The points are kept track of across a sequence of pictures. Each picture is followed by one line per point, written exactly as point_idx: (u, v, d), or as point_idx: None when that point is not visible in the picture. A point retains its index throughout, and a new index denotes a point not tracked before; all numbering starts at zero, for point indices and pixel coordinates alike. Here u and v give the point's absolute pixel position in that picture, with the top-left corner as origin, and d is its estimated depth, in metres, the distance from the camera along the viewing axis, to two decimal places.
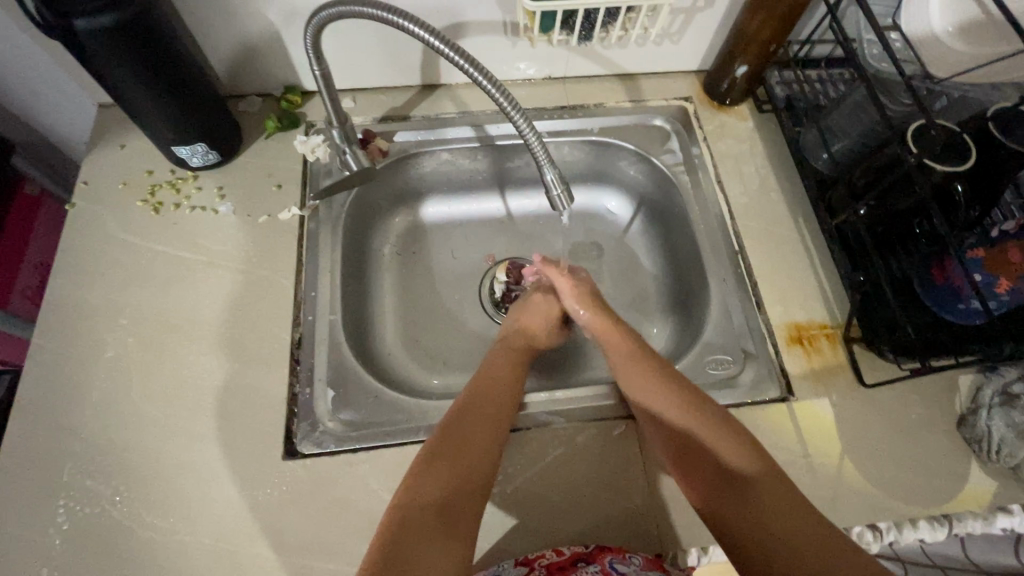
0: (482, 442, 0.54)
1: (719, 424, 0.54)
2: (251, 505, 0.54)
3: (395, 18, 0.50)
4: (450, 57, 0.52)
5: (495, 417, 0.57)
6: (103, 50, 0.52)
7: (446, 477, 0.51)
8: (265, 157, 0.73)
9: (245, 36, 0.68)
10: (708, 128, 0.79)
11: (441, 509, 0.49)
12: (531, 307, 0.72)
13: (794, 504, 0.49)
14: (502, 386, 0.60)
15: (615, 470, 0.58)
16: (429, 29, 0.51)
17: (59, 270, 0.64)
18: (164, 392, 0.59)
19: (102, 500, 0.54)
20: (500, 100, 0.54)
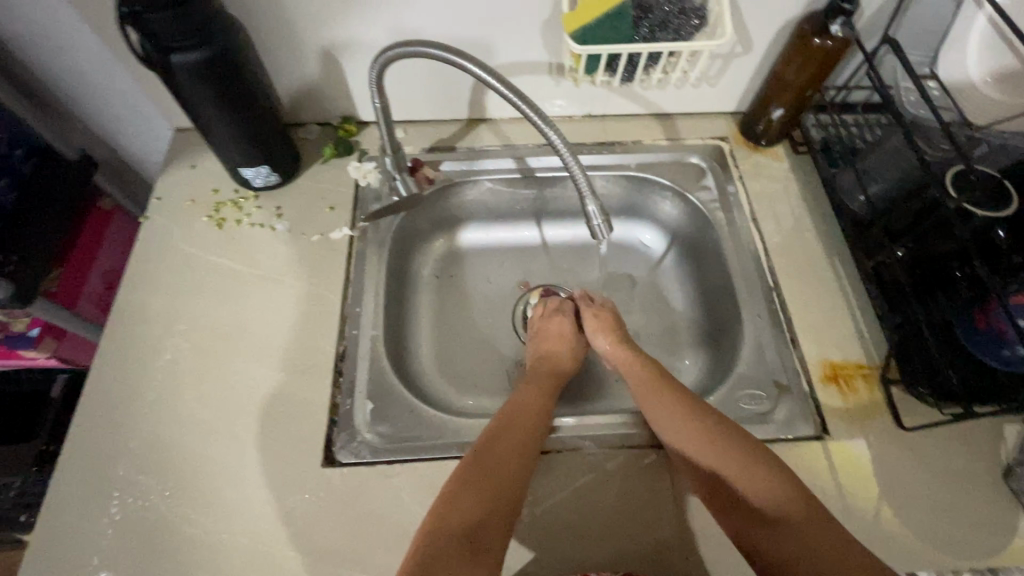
0: (507, 466, 0.55)
1: (753, 460, 0.53)
2: (289, 508, 0.56)
3: (454, 59, 0.55)
4: (503, 93, 0.56)
5: (520, 444, 0.57)
6: (192, 81, 0.58)
7: (472, 503, 0.51)
8: (321, 180, 0.78)
9: (312, 70, 0.74)
10: (743, 167, 0.81)
11: (468, 535, 0.49)
12: (557, 337, 0.73)
13: (835, 547, 0.47)
14: (526, 413, 0.61)
15: (644, 499, 0.58)
16: (484, 68, 0.55)
17: (129, 277, 0.69)
18: (214, 396, 0.62)
19: (151, 495, 0.57)
20: (550, 135, 0.58)
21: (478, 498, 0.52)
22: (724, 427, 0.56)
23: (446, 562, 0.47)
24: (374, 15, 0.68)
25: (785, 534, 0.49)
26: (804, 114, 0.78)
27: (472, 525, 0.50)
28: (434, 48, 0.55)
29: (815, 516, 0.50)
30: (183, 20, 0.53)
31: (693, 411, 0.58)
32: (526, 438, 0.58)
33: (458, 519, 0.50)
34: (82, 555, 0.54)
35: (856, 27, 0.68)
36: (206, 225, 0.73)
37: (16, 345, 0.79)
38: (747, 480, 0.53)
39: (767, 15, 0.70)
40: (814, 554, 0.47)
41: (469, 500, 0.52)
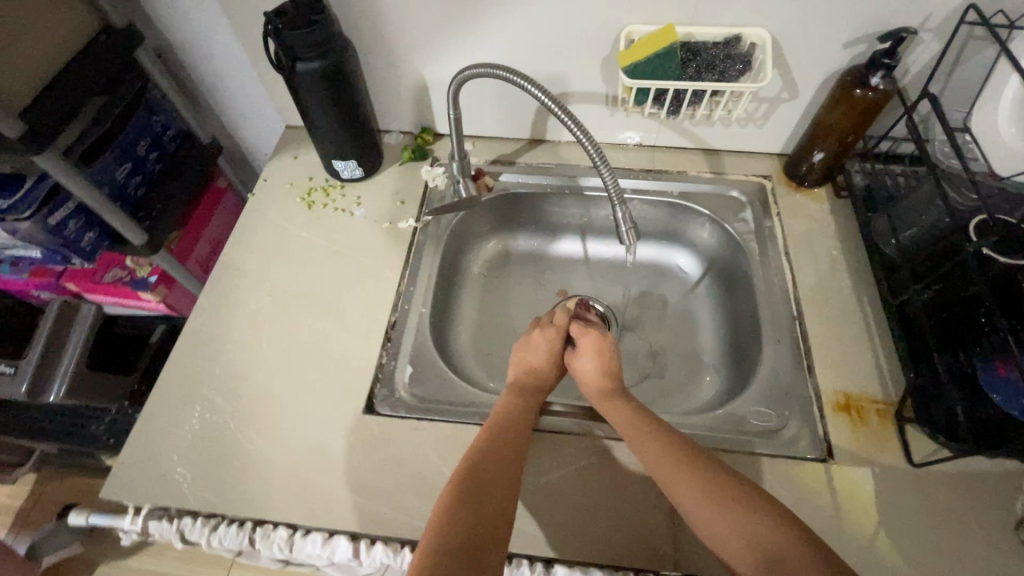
0: (502, 485, 0.55)
1: (751, 508, 0.52)
2: (331, 443, 0.66)
3: (518, 79, 0.63)
4: (559, 115, 0.63)
5: (512, 465, 0.57)
6: (305, 82, 0.71)
7: (468, 520, 0.51)
8: (397, 178, 0.90)
9: (402, 86, 0.87)
10: (783, 204, 0.85)
11: (468, 551, 0.48)
12: (536, 351, 0.74)
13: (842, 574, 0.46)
14: (510, 432, 0.61)
15: (639, 488, 0.63)
16: (546, 91, 0.63)
17: (233, 239, 0.83)
18: (285, 343, 0.74)
19: (224, 414, 0.68)
20: (593, 155, 0.65)
21: (473, 513, 0.51)
22: (720, 481, 0.55)
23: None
24: (460, 44, 0.80)
25: None
26: (845, 159, 0.82)
27: (472, 541, 0.49)
28: (498, 69, 0.64)
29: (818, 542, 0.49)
30: (310, 36, 0.67)
31: (679, 446, 0.58)
32: (516, 460, 0.58)
33: (453, 534, 0.49)
34: (166, 451, 0.66)
35: (898, 81, 0.73)
36: (298, 204, 0.87)
37: (137, 287, 0.94)
38: (745, 518, 0.51)
39: (813, 64, 0.75)
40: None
41: (464, 515, 0.51)
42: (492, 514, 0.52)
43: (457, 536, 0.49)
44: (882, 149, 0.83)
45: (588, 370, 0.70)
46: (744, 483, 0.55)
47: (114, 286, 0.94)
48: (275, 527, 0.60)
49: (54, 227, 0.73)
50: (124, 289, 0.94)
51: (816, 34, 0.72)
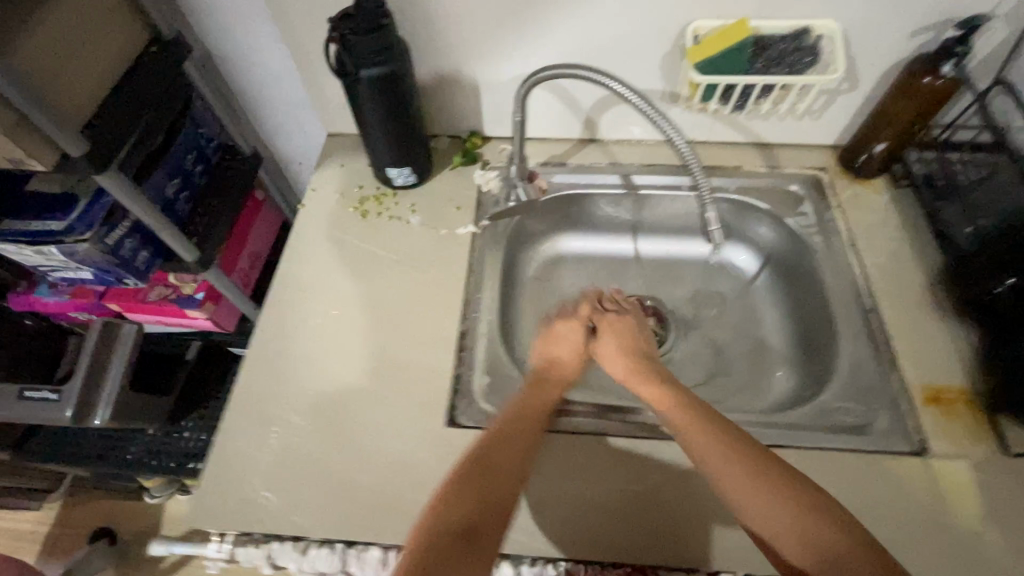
0: (512, 471, 0.55)
1: (779, 492, 0.52)
2: (417, 458, 0.64)
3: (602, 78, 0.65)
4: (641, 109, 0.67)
5: (525, 450, 0.58)
6: (368, 89, 0.70)
7: (473, 501, 0.52)
8: (450, 183, 0.88)
9: (453, 89, 0.85)
10: (842, 196, 0.85)
11: (467, 531, 0.49)
12: (562, 337, 0.73)
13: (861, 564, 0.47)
14: (530, 417, 0.61)
15: (691, 495, 0.62)
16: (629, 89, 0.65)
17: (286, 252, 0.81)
18: (355, 357, 0.72)
19: (302, 433, 0.66)
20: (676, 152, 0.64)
21: (480, 496, 0.52)
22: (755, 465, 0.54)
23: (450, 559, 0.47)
24: (516, 44, 0.78)
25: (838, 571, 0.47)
26: (907, 149, 0.82)
27: (474, 523, 0.50)
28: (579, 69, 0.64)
29: (843, 529, 0.49)
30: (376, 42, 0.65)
31: (715, 428, 0.58)
32: (529, 445, 0.58)
33: (454, 514, 0.50)
34: (248, 475, 0.64)
35: (968, 69, 0.73)
36: (351, 214, 0.85)
37: (184, 305, 0.92)
38: (765, 502, 0.52)
39: (878, 54, 0.75)
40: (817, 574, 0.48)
41: (469, 495, 0.52)
42: (498, 497, 0.53)
43: (461, 519, 0.50)
44: (944, 138, 0.82)
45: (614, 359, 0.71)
46: (773, 463, 0.55)
47: (160, 305, 0.92)
48: (367, 546, 0.60)
49: (112, 248, 0.71)
50: (170, 307, 0.92)
51: (884, 23, 0.71)
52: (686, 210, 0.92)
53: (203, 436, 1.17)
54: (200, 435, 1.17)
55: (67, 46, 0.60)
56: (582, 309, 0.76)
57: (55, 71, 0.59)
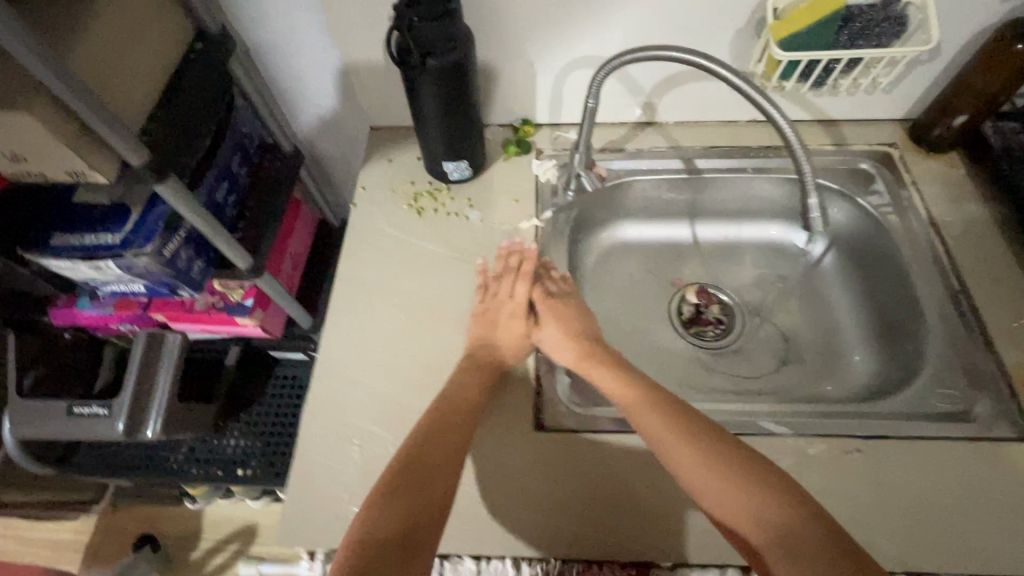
0: (443, 473, 0.56)
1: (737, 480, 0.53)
2: (508, 465, 0.63)
3: (703, 62, 0.62)
4: (746, 92, 0.63)
5: (456, 447, 0.58)
6: (433, 82, 0.66)
7: (402, 511, 0.52)
8: (505, 174, 0.85)
9: (507, 75, 0.81)
10: (915, 172, 0.82)
11: (402, 543, 0.50)
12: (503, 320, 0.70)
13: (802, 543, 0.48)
14: (456, 411, 0.61)
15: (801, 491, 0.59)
16: (731, 70, 0.62)
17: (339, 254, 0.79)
18: (427, 362, 0.69)
19: (386, 445, 0.64)
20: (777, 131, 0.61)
21: (410, 505, 0.53)
22: (711, 455, 0.55)
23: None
24: (579, 24, 0.74)
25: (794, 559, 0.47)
26: (986, 122, 0.78)
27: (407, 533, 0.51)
28: (671, 52, 0.61)
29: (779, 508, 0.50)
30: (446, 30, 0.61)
31: (670, 420, 0.58)
32: (459, 442, 0.58)
33: (384, 527, 0.51)
34: (332, 491, 0.61)
35: None
36: (406, 212, 0.81)
37: (232, 312, 0.88)
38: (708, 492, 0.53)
39: (966, 20, 0.70)
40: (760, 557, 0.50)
41: (398, 506, 0.52)
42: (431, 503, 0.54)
43: (390, 532, 0.51)
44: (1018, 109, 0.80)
45: (554, 346, 0.69)
46: (729, 448, 0.55)
47: (209, 314, 0.88)
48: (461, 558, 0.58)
49: (169, 259, 0.68)
50: (220, 316, 0.89)
51: None
52: (749, 191, 0.87)
53: (246, 441, 1.15)
54: (243, 440, 1.15)
55: (120, 46, 0.56)
56: (519, 289, 0.71)
57: (111, 75, 0.54)
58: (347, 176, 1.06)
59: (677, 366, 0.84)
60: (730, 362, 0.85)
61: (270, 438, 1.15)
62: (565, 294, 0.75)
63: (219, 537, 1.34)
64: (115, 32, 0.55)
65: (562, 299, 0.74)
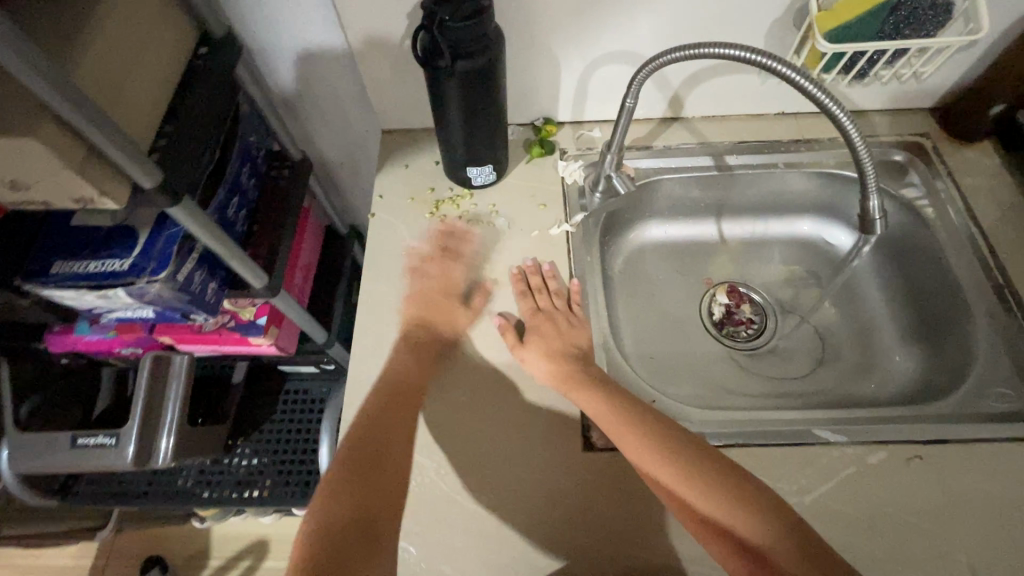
0: (396, 459, 0.60)
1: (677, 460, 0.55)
2: (557, 487, 0.60)
3: (761, 59, 0.56)
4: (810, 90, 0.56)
5: (396, 434, 0.61)
6: (460, 85, 0.62)
7: (354, 500, 0.57)
8: (529, 178, 0.81)
9: (531, 73, 0.77)
10: (950, 163, 0.80)
11: (356, 530, 0.54)
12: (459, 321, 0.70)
13: (718, 501, 0.53)
14: (391, 396, 0.63)
15: (861, 501, 0.58)
16: (791, 66, 0.56)
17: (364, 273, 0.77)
18: (465, 381, 0.67)
19: (430, 473, 0.61)
20: (848, 127, 0.57)
21: (360, 494, 0.57)
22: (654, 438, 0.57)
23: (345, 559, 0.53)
24: (609, 18, 0.70)
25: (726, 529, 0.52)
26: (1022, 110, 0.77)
27: (360, 520, 0.55)
28: (733, 49, 0.57)
29: (703, 472, 0.54)
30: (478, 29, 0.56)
31: (615, 410, 0.60)
32: (397, 429, 0.61)
33: (339, 518, 0.56)
34: None
35: None
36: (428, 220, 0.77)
37: (245, 331, 0.84)
38: (651, 462, 0.55)
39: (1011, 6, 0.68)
40: (699, 520, 0.53)
41: (358, 497, 0.57)
42: (382, 490, 0.57)
43: (342, 523, 0.55)
44: None
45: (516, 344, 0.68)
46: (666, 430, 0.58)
47: (220, 334, 0.84)
48: None
49: (183, 284, 0.62)
50: (232, 335, 0.84)
51: None
52: (779, 186, 0.85)
53: (257, 459, 1.11)
54: (254, 458, 1.11)
55: (125, 56, 0.50)
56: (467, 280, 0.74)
57: (116, 89, 0.49)
58: (354, 180, 1.01)
59: (712, 369, 0.82)
60: (765, 362, 0.83)
61: (283, 454, 1.11)
62: (552, 295, 0.71)
63: (230, 554, 1.30)
64: (120, 42, 0.50)
65: (551, 304, 0.70)
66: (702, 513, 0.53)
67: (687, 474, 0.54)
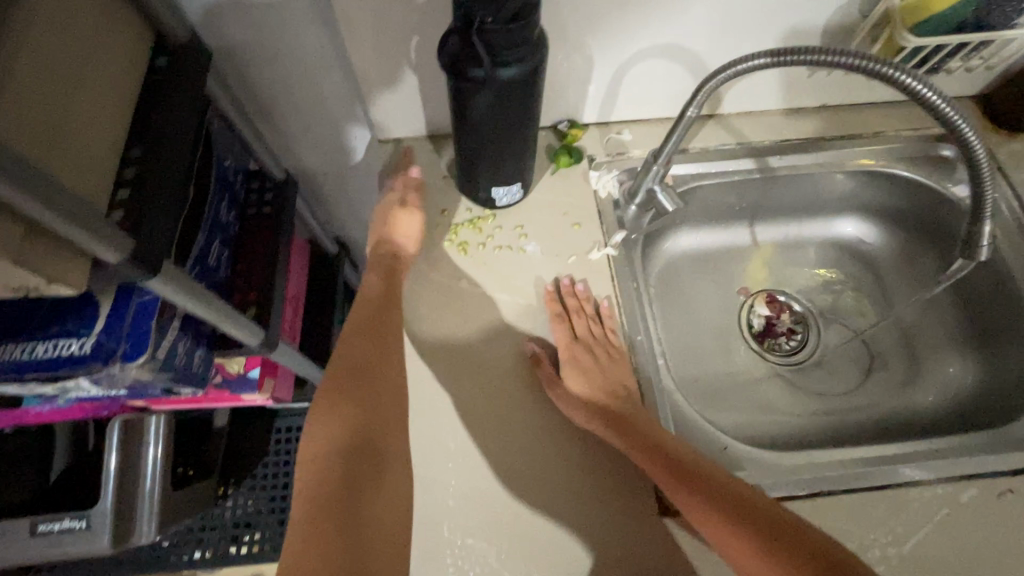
0: (389, 372, 0.58)
1: (678, 455, 0.53)
2: (634, 560, 0.53)
3: (871, 64, 0.47)
4: (926, 95, 0.48)
5: (387, 352, 0.59)
6: (495, 99, 0.51)
7: (354, 420, 0.55)
8: (558, 192, 0.71)
9: (559, 73, 0.66)
10: (1001, 157, 0.74)
11: (361, 447, 0.53)
12: (484, 362, 0.62)
13: (728, 494, 0.51)
14: (379, 320, 0.62)
15: (959, 546, 0.54)
16: (904, 69, 0.48)
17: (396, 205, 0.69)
18: (513, 443, 0.58)
19: (487, 558, 0.53)
20: (959, 125, 0.49)
21: (359, 413, 0.55)
22: (654, 439, 0.55)
23: (352, 476, 0.51)
24: (652, 9, 0.60)
25: (739, 519, 0.49)
26: None
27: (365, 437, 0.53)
28: (840, 56, 0.48)
29: (704, 471, 0.52)
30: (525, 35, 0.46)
31: (613, 409, 0.57)
32: (389, 343, 0.60)
33: (343, 436, 0.54)
34: None
35: None
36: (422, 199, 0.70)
37: (236, 388, 0.71)
38: (654, 459, 0.53)
39: None
40: (723, 521, 0.49)
41: (354, 413, 0.55)
42: (382, 410, 0.55)
43: (346, 443, 0.53)
44: None
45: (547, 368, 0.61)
46: (666, 436, 0.56)
47: (206, 393, 0.71)
48: None
49: (165, 360, 0.51)
50: (220, 393, 0.72)
51: None
52: (820, 187, 0.78)
53: (251, 508, 0.99)
54: (248, 507, 0.99)
55: (63, 86, 0.37)
56: (483, 301, 0.65)
57: (54, 134, 0.36)
58: (343, 193, 0.88)
59: (761, 389, 0.76)
60: (811, 376, 0.78)
61: (281, 501, 1.00)
62: (592, 320, 0.63)
63: None
64: (56, 74, 0.36)
65: (589, 332, 0.63)
66: (719, 509, 0.49)
67: (691, 474, 0.52)
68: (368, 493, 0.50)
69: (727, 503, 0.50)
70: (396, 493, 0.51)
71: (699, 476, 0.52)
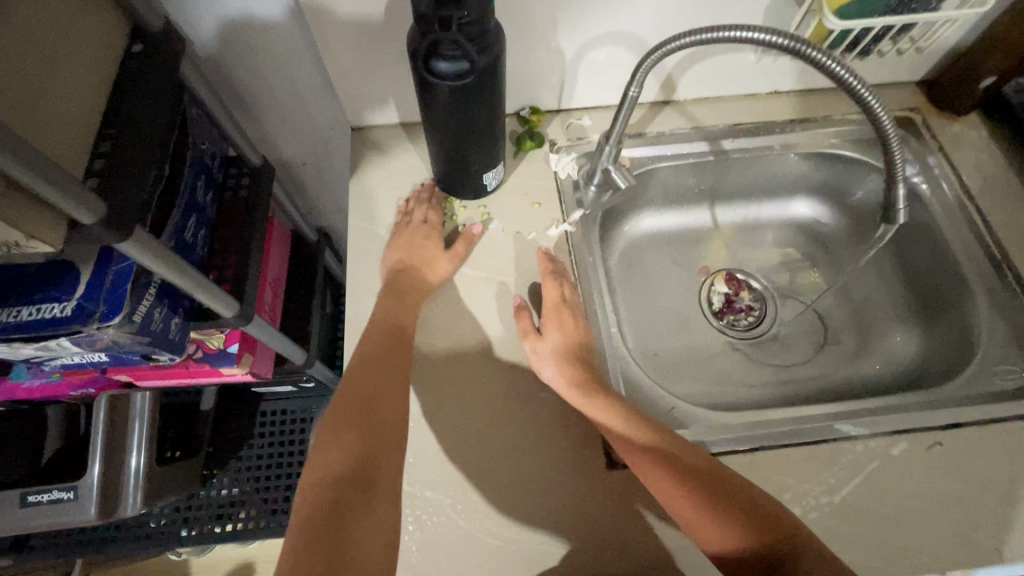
0: (392, 401, 0.58)
1: (643, 428, 0.56)
2: (582, 508, 0.57)
3: (790, 44, 0.51)
4: (850, 85, 0.52)
5: (393, 380, 0.59)
6: (456, 92, 0.54)
7: (353, 448, 0.55)
8: (521, 174, 0.75)
9: (516, 61, 0.70)
10: (942, 138, 0.78)
11: (353, 481, 0.53)
12: (446, 330, 0.66)
13: (687, 466, 0.54)
14: (386, 342, 0.61)
15: (886, 494, 0.57)
16: (823, 51, 0.51)
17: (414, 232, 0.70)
18: (472, 404, 0.62)
19: (444, 508, 0.57)
20: (870, 103, 0.53)
21: (359, 441, 0.56)
22: (624, 414, 0.57)
23: (343, 504, 0.52)
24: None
25: (694, 488, 0.52)
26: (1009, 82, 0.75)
27: (358, 469, 0.54)
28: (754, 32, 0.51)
29: (663, 441, 0.56)
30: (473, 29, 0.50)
31: (575, 375, 0.60)
32: (396, 369, 0.60)
33: (341, 463, 0.55)
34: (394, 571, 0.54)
35: None
36: (461, 252, 0.70)
37: (216, 362, 0.75)
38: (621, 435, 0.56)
39: None
40: (675, 485, 0.52)
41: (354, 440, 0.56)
42: (380, 437, 0.56)
43: (343, 470, 0.54)
44: None
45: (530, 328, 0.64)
46: (631, 407, 0.59)
47: (187, 367, 0.75)
48: None
49: (142, 324, 0.55)
50: (201, 367, 0.75)
51: None
52: (773, 169, 0.82)
53: (238, 487, 1.03)
54: (234, 488, 1.03)
55: (37, 64, 0.41)
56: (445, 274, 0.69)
57: (28, 110, 0.40)
58: (322, 181, 0.92)
59: (718, 361, 0.80)
60: (767, 350, 0.82)
61: (266, 482, 1.03)
62: (562, 286, 0.66)
63: None
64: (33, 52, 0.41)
65: (557, 297, 0.65)
66: (678, 480, 0.52)
67: (653, 445, 0.55)
68: (355, 525, 0.51)
69: (684, 471, 0.53)
70: (385, 526, 0.51)
71: (660, 446, 0.55)
